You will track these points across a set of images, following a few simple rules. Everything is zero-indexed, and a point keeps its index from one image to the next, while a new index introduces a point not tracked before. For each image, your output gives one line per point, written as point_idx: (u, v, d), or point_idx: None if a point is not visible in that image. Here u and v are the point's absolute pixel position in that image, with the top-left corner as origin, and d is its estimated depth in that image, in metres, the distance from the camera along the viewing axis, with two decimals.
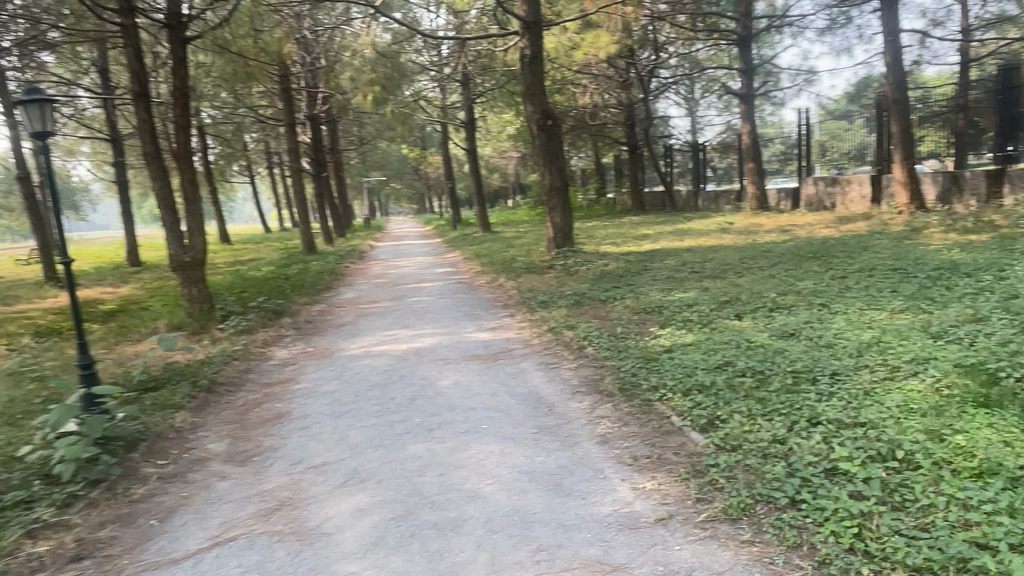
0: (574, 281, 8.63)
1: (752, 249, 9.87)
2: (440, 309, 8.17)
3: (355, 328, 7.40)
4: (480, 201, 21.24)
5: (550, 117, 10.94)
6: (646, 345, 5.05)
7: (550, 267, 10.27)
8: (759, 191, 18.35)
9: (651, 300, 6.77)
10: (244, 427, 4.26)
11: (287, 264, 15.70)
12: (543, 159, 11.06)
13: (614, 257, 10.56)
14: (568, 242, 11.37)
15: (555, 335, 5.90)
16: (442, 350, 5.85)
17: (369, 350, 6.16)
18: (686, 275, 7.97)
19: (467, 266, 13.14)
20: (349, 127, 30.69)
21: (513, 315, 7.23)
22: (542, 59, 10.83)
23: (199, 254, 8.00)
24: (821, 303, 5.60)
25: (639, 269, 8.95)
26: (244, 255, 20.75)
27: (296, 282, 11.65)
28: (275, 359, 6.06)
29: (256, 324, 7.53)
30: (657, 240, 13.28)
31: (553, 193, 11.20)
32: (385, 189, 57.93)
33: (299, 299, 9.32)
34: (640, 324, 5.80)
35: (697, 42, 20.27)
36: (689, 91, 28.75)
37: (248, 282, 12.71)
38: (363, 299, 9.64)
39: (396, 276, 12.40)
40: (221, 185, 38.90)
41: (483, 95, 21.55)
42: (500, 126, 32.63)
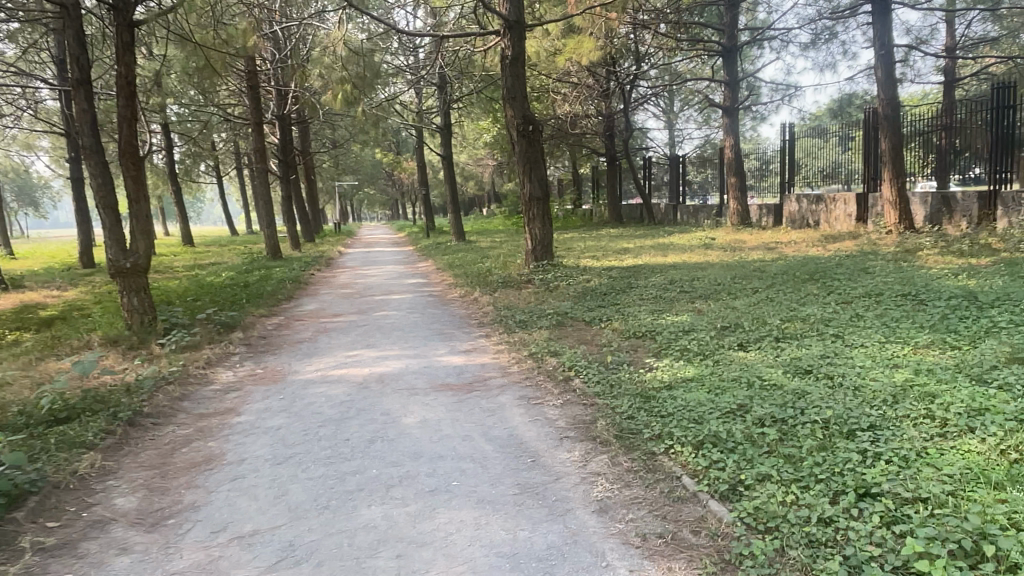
0: (556, 298, 8.02)
1: (742, 268, 9.35)
2: (410, 326, 7.50)
3: (313, 347, 6.69)
4: (455, 208, 20.58)
5: (531, 121, 10.32)
6: (642, 379, 4.42)
7: (528, 282, 9.65)
8: (741, 207, 17.96)
9: (641, 323, 6.15)
10: (165, 474, 3.55)
11: (249, 270, 14.87)
12: (523, 167, 10.44)
13: (597, 272, 9.97)
14: (548, 254, 10.74)
15: (537, 362, 5.25)
16: (408, 377, 5.18)
17: (326, 375, 5.45)
18: (677, 296, 7.39)
19: (439, 276, 12.47)
20: (321, 129, 29.88)
21: (489, 335, 6.58)
22: (524, 61, 10.23)
23: (142, 260, 7.23)
24: (833, 334, 5.03)
25: (625, 287, 8.37)
26: (205, 259, 19.84)
27: (256, 290, 10.88)
28: (217, 383, 5.33)
29: (202, 340, 6.77)
30: (638, 255, 12.75)
31: (533, 203, 10.57)
32: (358, 193, 57.02)
33: (255, 310, 8.57)
34: (633, 353, 5.17)
35: (679, 53, 19.89)
36: (668, 103, 28.46)
37: (204, 289, 11.89)
38: (327, 312, 8.92)
39: (363, 286, 11.69)
40: (187, 185, 37.76)
41: (460, 99, 20.95)
42: (477, 134, 32.05)
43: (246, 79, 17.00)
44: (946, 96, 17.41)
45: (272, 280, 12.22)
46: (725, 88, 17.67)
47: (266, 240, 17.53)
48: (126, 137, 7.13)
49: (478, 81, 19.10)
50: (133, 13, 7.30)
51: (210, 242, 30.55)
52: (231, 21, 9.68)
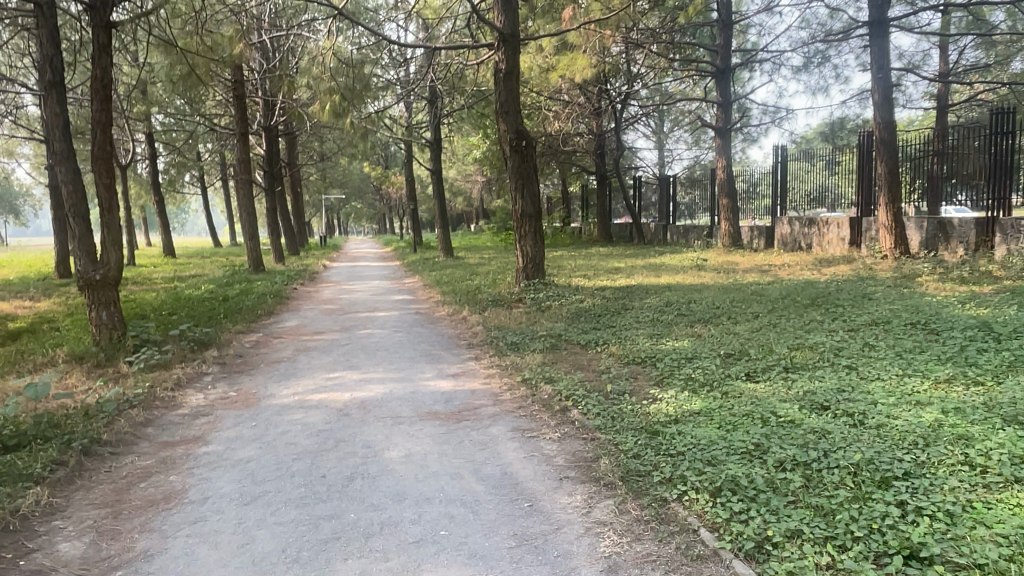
0: (549, 319, 7.71)
1: (739, 291, 9.09)
2: (396, 345, 7.16)
3: (293, 367, 6.31)
4: (443, 224, 20.27)
5: (524, 137, 10.05)
6: (646, 412, 4.10)
7: (519, 301, 9.33)
8: (732, 228, 17.78)
9: (640, 348, 5.84)
10: (118, 514, 3.17)
11: (230, 283, 14.45)
12: (516, 183, 10.16)
13: (590, 292, 9.67)
14: (540, 273, 10.43)
15: (531, 389, 4.91)
16: (393, 403, 4.83)
17: (304, 399, 5.09)
18: (674, 319, 7.10)
19: (426, 293, 12.13)
20: (309, 142, 29.55)
21: (479, 358, 6.24)
22: (518, 75, 9.99)
23: (112, 272, 6.88)
24: (846, 364, 4.76)
25: (620, 309, 8.07)
26: (186, 271, 19.40)
27: (235, 305, 10.48)
28: (186, 407, 4.95)
29: (174, 358, 6.39)
30: (630, 275, 12.48)
31: (525, 220, 10.28)
32: (345, 207, 56.66)
33: (233, 327, 8.19)
34: (633, 382, 4.86)
35: (672, 74, 19.77)
36: (659, 123, 28.41)
37: (182, 303, 11.48)
38: (308, 329, 8.55)
39: (348, 302, 11.33)
40: (171, 195, 37.21)
41: (451, 113, 20.72)
42: (466, 150, 31.85)
43: (232, 89, 16.65)
44: (938, 122, 17.38)
45: (252, 294, 11.81)
46: (718, 108, 17.53)
47: (249, 252, 17.12)
48: (101, 143, 6.76)
49: (469, 97, 18.88)
50: (111, 14, 6.96)
51: (192, 254, 30.04)
52: (217, 27, 9.36)
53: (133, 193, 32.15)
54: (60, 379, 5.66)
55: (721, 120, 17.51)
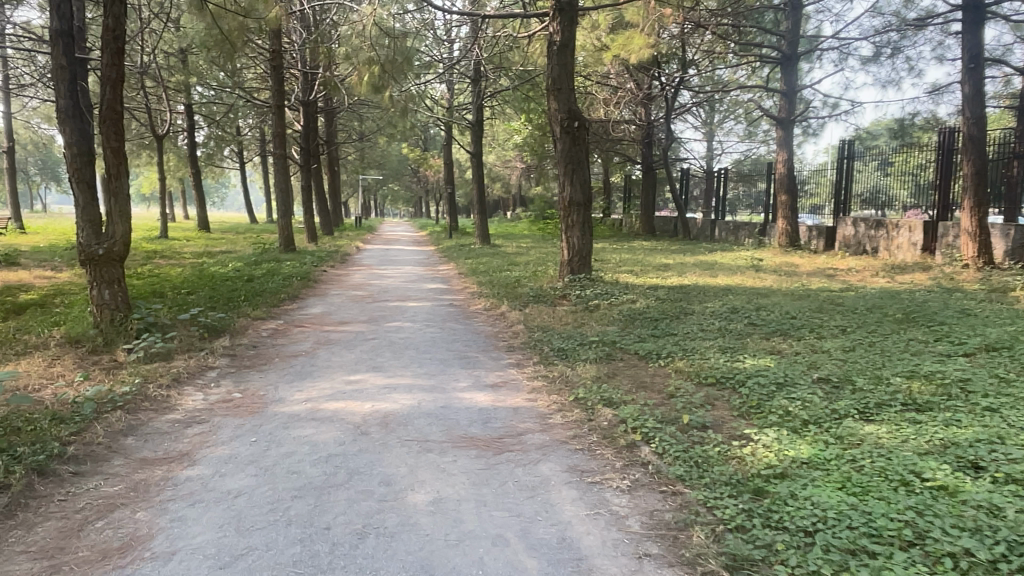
0: (600, 321, 6.84)
1: (812, 299, 8.11)
2: (428, 343, 6.36)
3: (309, 365, 5.54)
4: (481, 209, 19.46)
5: (576, 117, 9.13)
6: (741, 458, 3.24)
7: (564, 298, 8.47)
8: (790, 227, 16.67)
9: (714, 365, 4.96)
10: (54, 571, 2.41)
11: (258, 262, 13.85)
12: (564, 168, 9.25)
13: (642, 292, 8.76)
14: (587, 267, 9.50)
15: (588, 415, 4.05)
16: (421, 420, 4.01)
17: (317, 408, 4.30)
18: (747, 331, 6.18)
19: (462, 283, 11.33)
20: (348, 119, 28.94)
21: (522, 366, 5.39)
22: (574, 48, 9.07)
23: (118, 246, 6.20)
24: (985, 404, 3.81)
25: (679, 313, 7.19)
26: (217, 247, 18.94)
27: (258, 287, 9.80)
28: (180, 411, 4.21)
29: (178, 347, 5.66)
30: (683, 273, 11.54)
31: (572, 209, 9.34)
32: (382, 188, 56.23)
33: (250, 312, 7.48)
34: (715, 412, 3.98)
35: (731, 59, 18.60)
36: (709, 113, 27.17)
37: (204, 281, 10.84)
38: (332, 318, 7.79)
39: (378, 288, 10.57)
40: (209, 169, 36.99)
41: (495, 95, 19.88)
42: (507, 135, 30.96)
43: (269, 59, 15.96)
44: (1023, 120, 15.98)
45: (278, 275, 11.14)
46: (782, 97, 16.36)
47: (280, 230, 16.52)
48: (110, 101, 6.08)
49: (514, 77, 18.00)
50: None
51: (227, 229, 29.78)
52: None
53: (171, 165, 31.96)
54: (45, 369, 4.98)
55: (783, 111, 16.35)
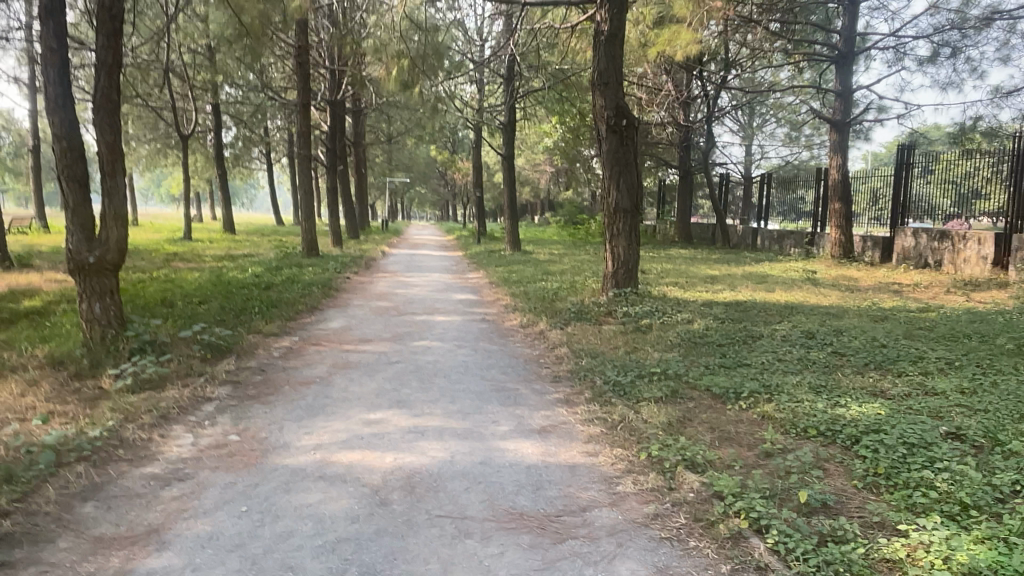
0: (658, 346, 5.97)
1: (894, 322, 7.13)
2: (460, 368, 5.54)
3: (323, 396, 4.74)
4: (511, 214, 18.63)
5: (625, 114, 8.25)
6: (902, 570, 2.36)
7: (609, 316, 7.58)
8: (843, 238, 15.58)
9: (811, 412, 4.06)
10: None
11: (279, 267, 13.15)
12: (610, 171, 8.38)
13: (697, 309, 7.86)
14: (633, 281, 8.58)
15: (668, 483, 3.18)
16: (456, 484, 3.19)
17: (328, 461, 3.50)
18: (834, 364, 5.27)
19: (494, 294, 10.51)
20: (376, 120, 28.32)
21: (572, 405, 4.53)
22: (623, 39, 8.22)
23: (112, 253, 5.49)
24: None
25: (746, 337, 6.32)
26: (238, 250, 18.35)
27: (274, 297, 9.06)
28: (161, 465, 3.43)
29: (173, 373, 4.91)
30: (735, 287, 10.59)
31: (618, 216, 8.45)
32: (410, 191, 55.77)
33: (262, 327, 6.74)
34: (832, 484, 3.10)
35: (779, 58, 17.58)
36: (749, 116, 26.11)
37: (219, 287, 10.13)
38: (353, 334, 7.00)
39: (404, 298, 9.79)
40: (236, 170, 36.66)
41: (528, 95, 19.09)
42: (538, 137, 30.16)
43: (294, 54, 15.30)
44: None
45: (298, 283, 10.41)
46: (837, 98, 15.28)
47: (303, 234, 15.87)
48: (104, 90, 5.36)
49: (548, 76, 17.22)
50: None
51: (252, 231, 29.35)
52: None
53: (198, 165, 31.62)
54: (13, 399, 4.24)
55: (837, 113, 15.29)
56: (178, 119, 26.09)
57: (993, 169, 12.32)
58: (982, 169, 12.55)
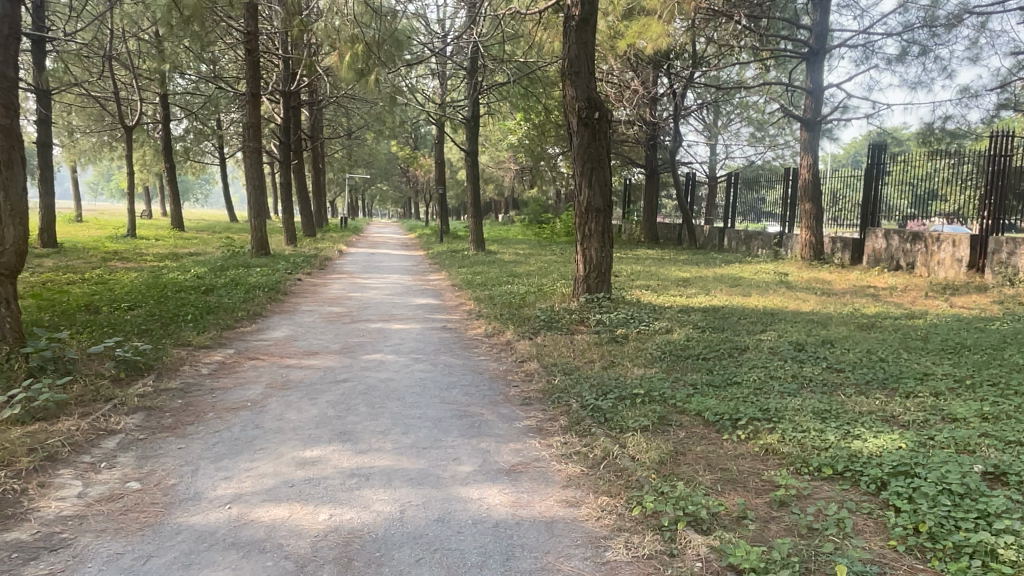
0: (639, 360, 5.39)
1: (884, 332, 6.66)
2: (417, 388, 4.87)
3: (252, 426, 4.03)
4: (474, 213, 17.95)
5: (597, 106, 7.65)
6: None
7: (581, 324, 6.98)
8: (814, 239, 15.25)
9: (823, 446, 3.51)
10: None
11: (225, 267, 12.29)
12: (582, 167, 7.76)
13: (674, 316, 7.30)
14: (605, 286, 7.97)
15: (670, 549, 2.58)
16: (405, 553, 2.53)
17: (247, 520, 2.81)
18: (836, 384, 4.72)
19: (456, 298, 9.85)
20: (335, 114, 27.39)
21: (546, 436, 3.89)
22: (595, 25, 7.62)
23: (8, 256, 4.67)
24: None
25: (731, 348, 5.78)
26: (185, 248, 17.36)
27: (213, 302, 8.25)
28: (29, 529, 2.71)
29: (73, 399, 4.14)
30: (710, 291, 10.08)
31: (591, 216, 7.82)
32: (371, 188, 54.66)
33: (192, 339, 5.98)
34: (871, 551, 2.52)
35: (748, 56, 17.23)
36: (715, 115, 25.86)
37: (153, 290, 9.26)
38: (297, 346, 6.27)
39: (358, 303, 9.06)
40: (188, 164, 35.29)
41: (492, 89, 18.47)
42: (502, 134, 29.53)
43: (244, 41, 14.40)
44: None
45: (242, 286, 9.59)
46: (808, 96, 14.95)
47: (253, 232, 15.00)
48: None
49: (514, 69, 16.61)
50: None
51: (202, 227, 28.14)
52: None
53: (146, 159, 30.26)
54: None
55: (809, 111, 14.95)
56: (123, 110, 24.84)
57: (952, 170, 12.35)
58: (944, 170, 12.58)
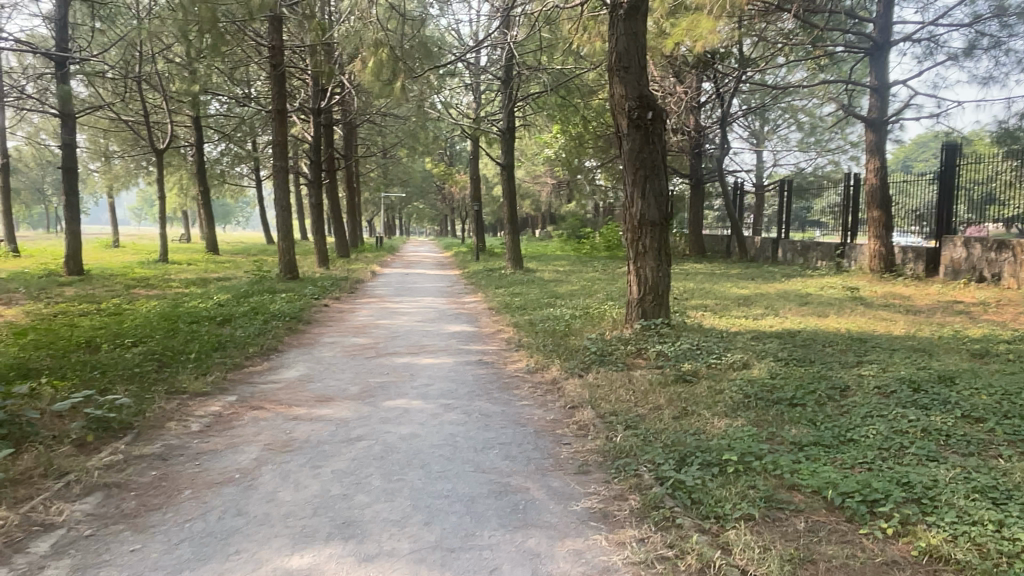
0: (721, 406, 4.38)
1: (1010, 364, 5.48)
2: (447, 448, 3.94)
3: (233, 511, 3.13)
4: (511, 228, 17.06)
5: (650, 105, 6.67)
6: None
7: (639, 357, 5.98)
8: (884, 250, 13.95)
9: (1017, 553, 2.46)
10: None
11: (249, 293, 11.59)
12: (633, 175, 6.76)
13: (747, 345, 6.25)
14: (663, 310, 6.94)
15: None
16: None
17: None
18: (986, 444, 3.64)
19: (494, 323, 8.91)
20: (369, 131, 26.91)
21: (617, 526, 2.92)
22: (647, 15, 6.68)
23: None
24: None
25: (830, 390, 4.73)
26: (214, 273, 16.83)
27: (226, 334, 7.47)
28: None
29: (13, 479, 3.30)
30: (778, 311, 8.97)
31: (644, 230, 6.80)
32: (407, 206, 54.43)
33: (186, 384, 5.16)
34: None
35: (800, 54, 16.13)
36: (761, 120, 24.68)
37: (165, 321, 8.54)
38: (308, 390, 5.38)
39: (386, 333, 8.18)
40: (225, 188, 35.31)
41: (528, 99, 17.64)
42: (538, 148, 28.76)
43: (268, 56, 13.81)
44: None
45: (260, 316, 8.81)
46: (872, 94, 13.74)
47: (281, 254, 14.36)
48: None
49: (550, 76, 15.79)
50: None
51: (237, 250, 27.90)
52: None
53: (183, 182, 30.23)
54: None
55: (874, 110, 13.73)
56: (157, 133, 24.70)
57: None
58: None
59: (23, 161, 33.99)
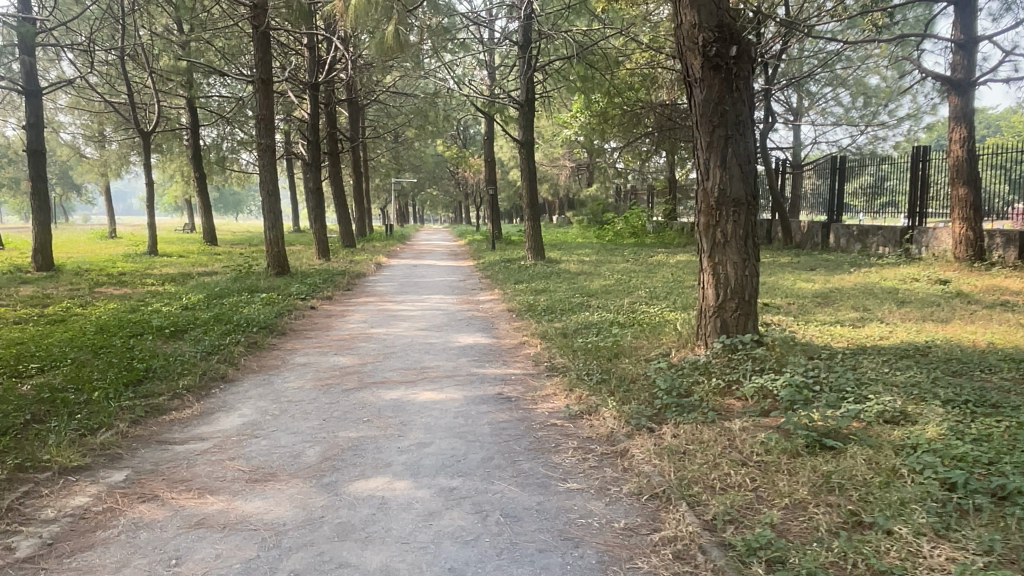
0: (924, 516, 2.51)
1: None
2: None
3: None
4: (532, 213, 15.09)
5: (732, 35, 4.75)
6: None
7: (734, 399, 4.09)
8: (972, 235, 11.86)
9: None
10: None
11: (223, 292, 9.83)
12: (709, 135, 4.89)
13: (883, 375, 4.32)
14: (750, 321, 5.07)
15: None
16: None
17: None
18: None
19: (515, 332, 7.04)
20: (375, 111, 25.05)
21: None
22: None
23: None
24: None
25: None
26: (200, 266, 15.11)
27: (165, 353, 5.68)
28: None
29: None
30: (879, 315, 6.98)
31: (725, 211, 4.91)
32: (420, 192, 52.49)
33: (53, 454, 3.40)
34: None
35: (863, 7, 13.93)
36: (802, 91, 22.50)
37: (97, 334, 6.77)
38: (243, 456, 3.57)
39: (378, 348, 6.35)
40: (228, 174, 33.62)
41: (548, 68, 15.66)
42: (557, 128, 26.76)
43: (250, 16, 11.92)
44: None
45: (222, 324, 7.01)
46: (956, 53, 11.64)
47: (268, 246, 12.59)
48: None
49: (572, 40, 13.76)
50: None
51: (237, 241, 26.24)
52: None
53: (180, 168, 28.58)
54: None
55: (959, 69, 11.63)
56: (147, 116, 22.98)
57: None
58: None
59: (16, 150, 32.35)
